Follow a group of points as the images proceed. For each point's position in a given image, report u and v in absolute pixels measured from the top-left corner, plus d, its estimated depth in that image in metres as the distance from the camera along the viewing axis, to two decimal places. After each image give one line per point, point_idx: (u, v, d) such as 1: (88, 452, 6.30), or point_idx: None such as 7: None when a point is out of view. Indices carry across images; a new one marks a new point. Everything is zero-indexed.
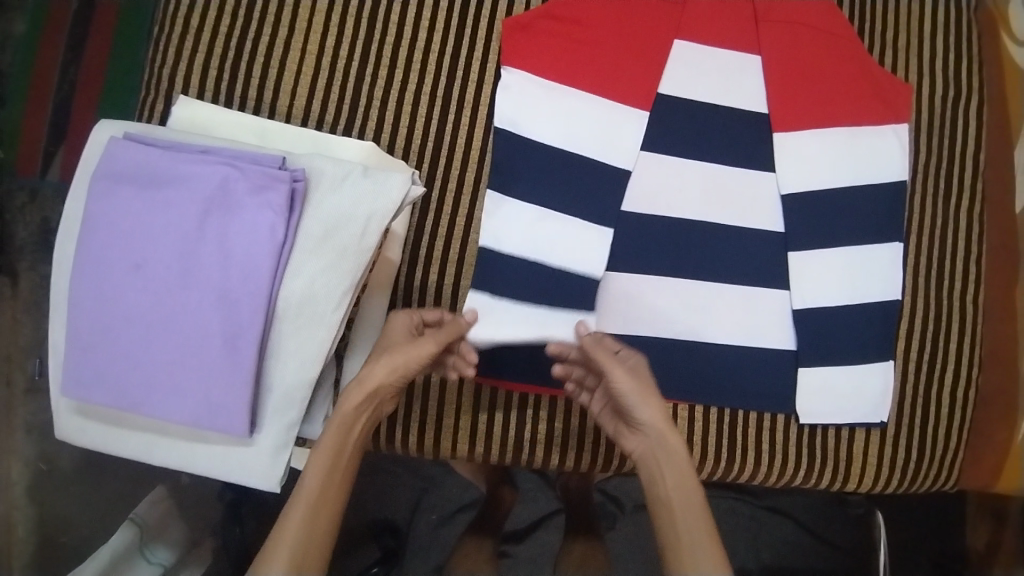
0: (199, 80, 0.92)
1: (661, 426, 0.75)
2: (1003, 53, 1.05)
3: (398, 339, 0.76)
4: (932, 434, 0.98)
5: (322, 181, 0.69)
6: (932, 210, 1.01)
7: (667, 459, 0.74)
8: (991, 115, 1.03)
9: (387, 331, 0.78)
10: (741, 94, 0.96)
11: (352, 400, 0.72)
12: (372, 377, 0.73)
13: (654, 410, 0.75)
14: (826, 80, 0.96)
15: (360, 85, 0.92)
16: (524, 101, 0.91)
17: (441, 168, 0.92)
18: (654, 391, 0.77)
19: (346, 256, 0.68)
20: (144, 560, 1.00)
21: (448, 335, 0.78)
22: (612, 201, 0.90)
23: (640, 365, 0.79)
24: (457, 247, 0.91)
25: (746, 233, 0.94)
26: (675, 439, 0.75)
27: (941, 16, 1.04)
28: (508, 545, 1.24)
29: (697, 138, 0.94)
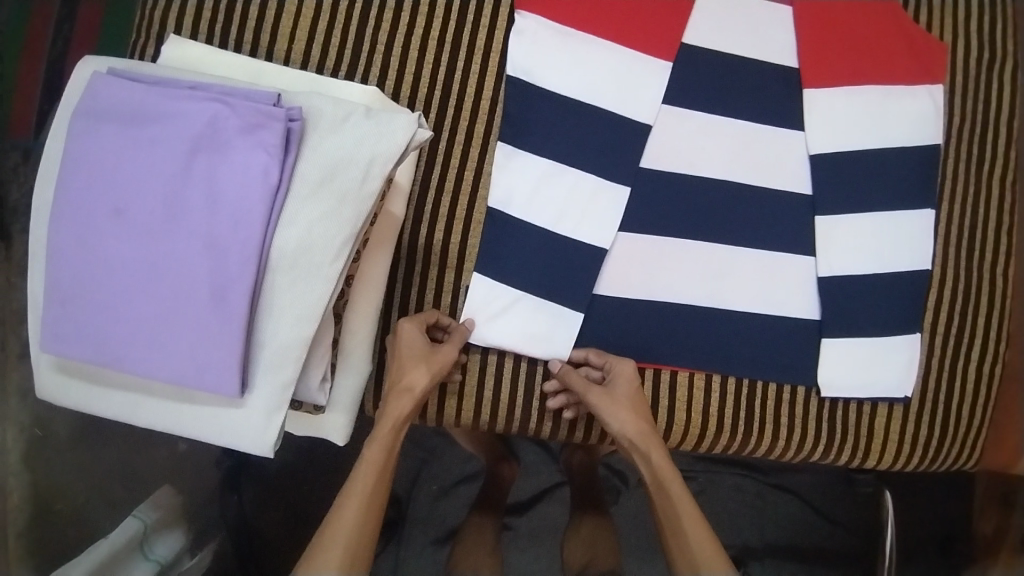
0: (192, 22, 0.86)
1: (635, 436, 0.77)
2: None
3: (417, 350, 0.77)
4: (956, 411, 0.94)
5: (319, 121, 0.63)
6: (964, 178, 0.94)
7: (643, 464, 0.76)
8: None
9: (394, 341, 0.77)
10: (769, 47, 0.89)
11: (395, 413, 0.73)
12: (413, 384, 0.74)
13: (630, 423, 0.77)
14: (857, 36, 0.90)
15: (363, 28, 0.86)
16: (538, 49, 0.85)
17: (448, 119, 0.86)
18: (630, 401, 0.79)
19: (345, 203, 0.62)
20: (141, 557, 0.90)
21: (454, 340, 0.79)
22: (629, 159, 0.85)
23: (620, 375, 0.81)
24: (464, 204, 0.85)
25: (769, 196, 0.88)
26: (654, 444, 0.77)
27: None
28: (510, 517, 1.21)
29: (721, 92, 0.88)
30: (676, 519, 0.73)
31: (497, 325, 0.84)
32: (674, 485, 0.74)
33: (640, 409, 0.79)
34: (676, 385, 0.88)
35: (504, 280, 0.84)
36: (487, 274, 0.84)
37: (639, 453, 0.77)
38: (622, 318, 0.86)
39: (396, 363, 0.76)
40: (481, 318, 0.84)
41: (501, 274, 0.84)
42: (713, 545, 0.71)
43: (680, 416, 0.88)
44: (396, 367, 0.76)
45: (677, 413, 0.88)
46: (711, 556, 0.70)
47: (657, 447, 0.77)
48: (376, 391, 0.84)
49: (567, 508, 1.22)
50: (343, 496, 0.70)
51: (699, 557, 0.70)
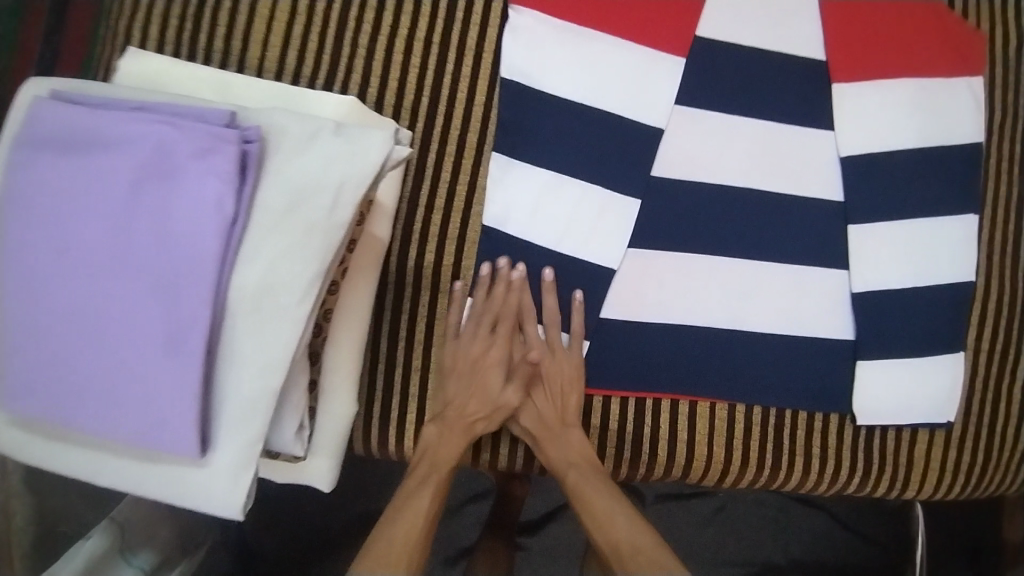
0: (158, 32, 0.78)
1: (534, 427, 0.75)
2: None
3: (500, 388, 0.74)
4: (1001, 433, 0.85)
5: (282, 142, 0.56)
6: (1007, 178, 0.85)
7: (548, 459, 0.74)
8: None
9: (478, 355, 0.74)
10: (794, 38, 0.80)
11: (451, 449, 0.73)
12: (479, 420, 0.74)
13: (528, 413, 0.76)
14: (889, 24, 0.82)
15: (341, 30, 0.77)
16: (536, 48, 0.76)
17: (438, 128, 0.76)
18: (539, 385, 0.76)
19: (311, 236, 0.55)
20: (122, 564, 0.76)
21: (525, 375, 0.76)
22: (639, 168, 0.76)
23: (531, 341, 0.76)
24: (457, 222, 0.76)
25: (798, 204, 0.79)
26: (560, 431, 0.75)
27: None
28: (522, 538, 1.13)
29: (742, 89, 0.79)
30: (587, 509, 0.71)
31: None
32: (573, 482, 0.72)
33: (544, 392, 0.76)
34: (696, 416, 0.79)
35: None
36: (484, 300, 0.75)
37: (542, 442, 0.75)
38: (635, 344, 0.78)
39: (471, 390, 0.74)
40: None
41: None
42: (625, 526, 0.69)
43: (700, 451, 0.79)
44: (471, 394, 0.74)
45: (698, 446, 0.79)
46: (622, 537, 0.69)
47: (563, 440, 0.75)
48: (366, 430, 0.77)
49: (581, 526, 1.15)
50: (409, 495, 0.71)
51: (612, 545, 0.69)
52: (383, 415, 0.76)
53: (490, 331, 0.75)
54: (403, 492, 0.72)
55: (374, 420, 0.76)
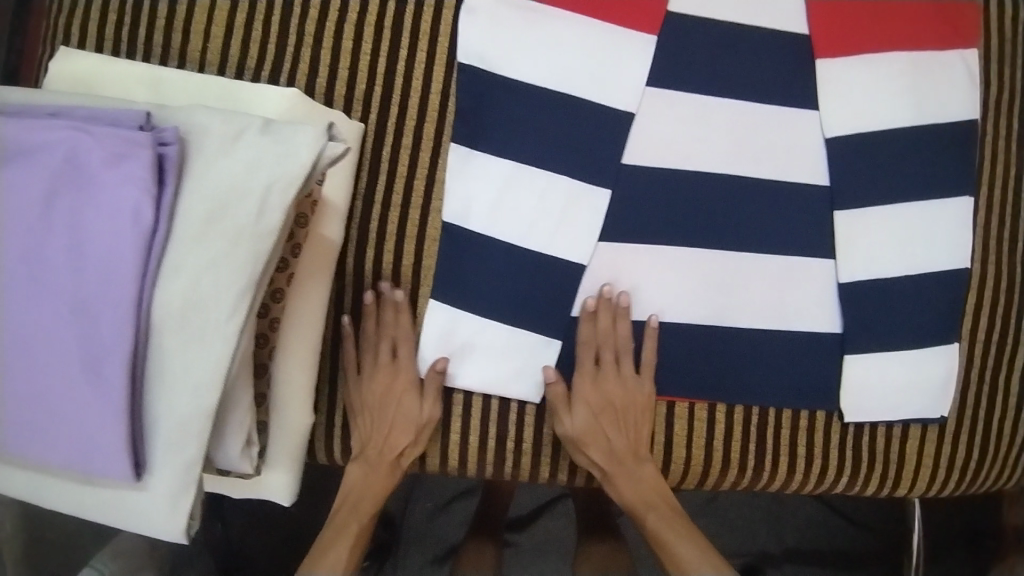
0: (97, 28, 0.73)
1: (605, 461, 0.71)
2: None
3: (414, 416, 0.70)
4: (996, 425, 0.81)
5: (205, 145, 0.53)
6: (1003, 156, 0.81)
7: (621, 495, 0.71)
8: None
9: (384, 387, 0.70)
10: (774, 10, 0.74)
11: (376, 489, 0.70)
12: (398, 454, 0.70)
13: (598, 445, 0.71)
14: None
15: (286, 18, 0.72)
16: (494, 29, 0.71)
17: (392, 119, 0.72)
18: (611, 414, 0.71)
19: (240, 243, 0.53)
20: None
21: (438, 391, 0.70)
22: (608, 156, 0.72)
23: (608, 369, 0.72)
24: (415, 219, 0.72)
25: (781, 189, 0.74)
26: (632, 466, 0.72)
27: None
28: (510, 535, 1.10)
29: (718, 67, 0.73)
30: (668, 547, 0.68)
31: (462, 360, 0.71)
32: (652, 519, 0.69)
33: (617, 422, 0.72)
34: (674, 417, 0.75)
35: (464, 306, 0.71)
36: (445, 300, 0.71)
37: (613, 477, 0.71)
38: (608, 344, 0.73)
39: (383, 425, 0.70)
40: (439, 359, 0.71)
41: (461, 299, 0.71)
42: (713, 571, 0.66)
43: (679, 454, 0.75)
44: (384, 430, 0.70)
45: (676, 448, 0.75)
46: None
47: (635, 473, 0.71)
48: (327, 442, 0.73)
49: (572, 520, 1.11)
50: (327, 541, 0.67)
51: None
52: (346, 424, 0.73)
53: (393, 361, 0.71)
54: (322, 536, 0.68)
55: (336, 431, 0.73)
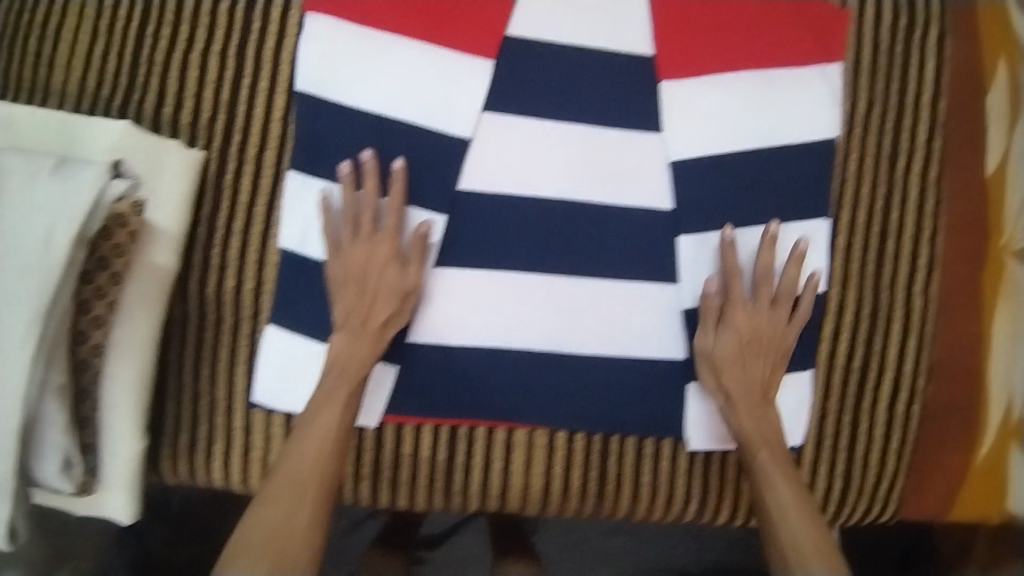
0: None
1: (738, 392, 0.70)
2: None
3: (397, 285, 0.69)
4: (861, 458, 0.80)
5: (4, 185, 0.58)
6: (874, 175, 0.78)
7: (751, 433, 0.70)
8: (957, 50, 0.80)
9: (366, 254, 0.68)
10: (614, 31, 0.73)
11: (358, 358, 0.68)
12: (382, 322, 0.69)
13: (737, 376, 0.70)
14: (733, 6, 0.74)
15: (137, 49, 0.74)
16: (329, 58, 0.72)
17: (234, 147, 0.73)
18: (756, 347, 0.71)
19: (27, 278, 0.56)
20: None
21: (420, 257, 0.70)
22: (442, 182, 0.72)
23: (763, 303, 0.71)
24: (255, 243, 0.73)
25: (623, 214, 0.73)
26: (758, 405, 0.71)
27: None
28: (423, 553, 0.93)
29: (558, 91, 0.73)
30: (776, 494, 0.67)
31: (295, 382, 0.73)
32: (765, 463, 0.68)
33: (759, 358, 0.71)
34: (513, 446, 0.75)
35: (299, 331, 0.73)
36: (281, 325, 0.73)
37: (738, 412, 0.70)
38: (439, 374, 0.73)
39: (368, 294, 0.69)
40: (270, 385, 0.73)
41: (296, 324, 0.73)
42: (801, 511, 0.66)
43: (518, 479, 0.76)
44: (370, 296, 0.69)
45: (514, 474, 0.76)
46: (793, 518, 0.66)
47: (763, 415, 0.71)
48: (175, 461, 0.75)
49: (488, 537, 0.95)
50: (302, 428, 0.67)
51: (801, 540, 0.64)
52: (191, 444, 0.75)
53: (376, 231, 0.69)
54: (299, 423, 0.67)
55: (182, 450, 0.75)
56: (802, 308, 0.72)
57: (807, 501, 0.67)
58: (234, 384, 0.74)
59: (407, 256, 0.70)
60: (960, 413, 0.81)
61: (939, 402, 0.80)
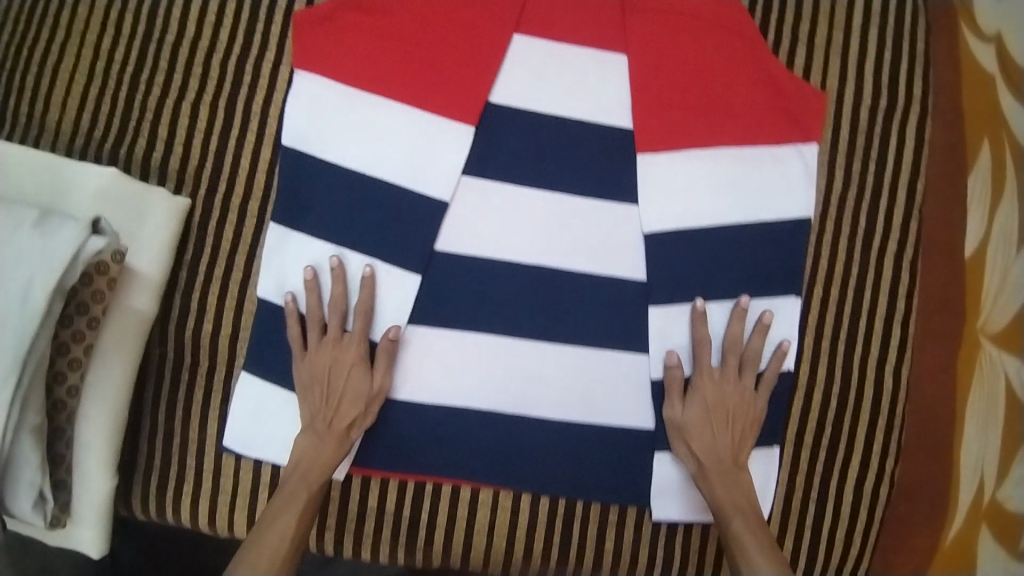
0: None
1: (704, 457, 0.72)
2: (952, 62, 0.85)
3: (363, 389, 0.71)
4: (829, 536, 0.79)
5: None
6: (848, 254, 0.79)
7: (720, 494, 0.71)
8: (935, 136, 0.82)
9: (334, 357, 0.72)
10: (594, 105, 0.76)
11: (324, 457, 0.71)
12: (347, 425, 0.71)
13: (702, 441, 0.72)
14: (711, 80, 0.77)
15: (132, 96, 0.77)
16: (316, 114, 0.74)
17: (219, 196, 0.76)
18: (722, 417, 0.73)
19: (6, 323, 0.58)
20: None
21: (386, 364, 0.72)
22: (419, 241, 0.74)
23: (729, 374, 0.74)
24: (235, 291, 0.75)
25: (596, 281, 0.74)
26: (728, 468, 0.72)
27: (876, 7, 0.82)
28: None
29: (537, 160, 0.75)
30: (747, 553, 0.68)
31: (266, 429, 0.74)
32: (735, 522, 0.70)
33: (724, 424, 0.73)
34: (477, 506, 0.76)
35: (272, 379, 0.74)
36: (255, 372, 0.74)
37: (707, 474, 0.72)
38: (406, 430, 0.74)
39: (333, 398, 0.71)
40: (239, 431, 0.74)
41: (269, 371, 0.74)
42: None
43: (481, 539, 0.76)
44: (336, 400, 0.71)
45: (477, 535, 0.76)
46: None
47: (734, 475, 0.72)
48: (143, 500, 0.76)
49: None
50: (275, 507, 0.69)
51: None
52: (160, 485, 0.76)
53: (343, 336, 0.73)
54: (273, 502, 0.69)
55: (150, 490, 0.76)
56: (767, 376, 0.75)
57: (784, 565, 0.67)
58: (206, 427, 0.75)
59: (375, 363, 0.72)
60: (932, 494, 0.80)
61: (909, 482, 0.80)
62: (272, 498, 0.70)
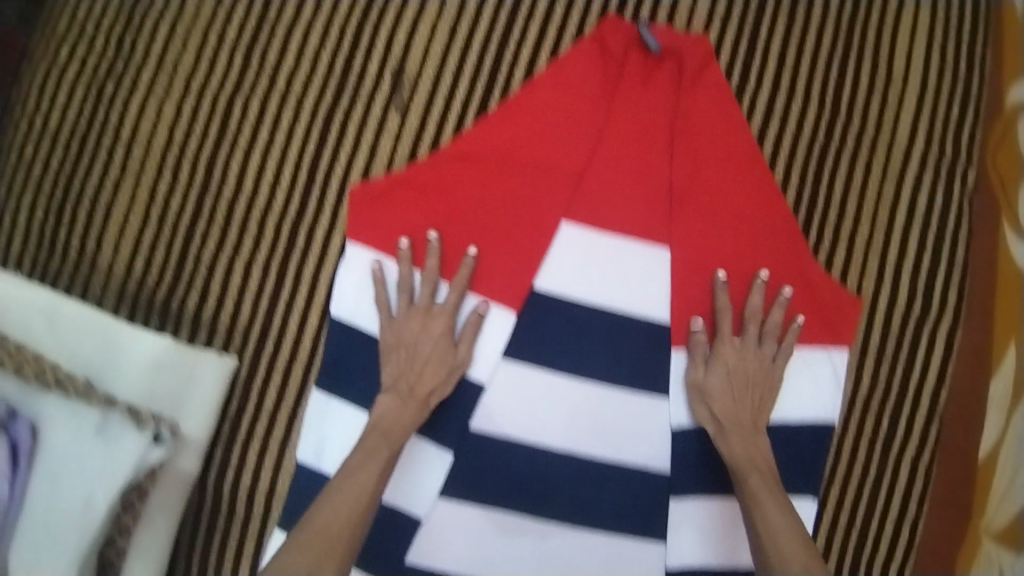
0: (21, 226, 0.80)
1: (725, 418, 0.75)
2: (992, 264, 0.86)
3: (448, 360, 0.74)
4: None
5: (56, 434, 0.68)
6: (867, 453, 0.82)
7: (736, 455, 0.74)
8: (964, 340, 0.84)
9: (422, 324, 0.74)
10: (635, 297, 0.78)
11: (403, 422, 0.72)
12: (428, 391, 0.73)
13: (723, 403, 0.75)
14: (745, 274, 0.79)
15: (188, 244, 0.79)
16: (365, 289, 0.76)
17: (265, 356, 0.77)
18: (741, 380, 0.76)
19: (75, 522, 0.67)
20: None
21: (470, 339, 0.75)
22: (456, 420, 0.76)
23: (749, 342, 0.77)
24: (273, 451, 0.76)
25: (622, 469, 0.77)
26: (748, 431, 0.75)
27: (920, 210, 0.83)
28: None
29: (575, 347, 0.77)
30: (764, 513, 0.71)
31: None
32: (752, 482, 0.72)
33: (745, 387, 0.76)
34: None
35: None
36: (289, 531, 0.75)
37: (726, 434, 0.75)
38: None
39: (417, 364, 0.73)
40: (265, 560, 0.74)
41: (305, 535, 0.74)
42: (793, 542, 0.69)
43: None
44: (419, 366, 0.73)
45: None
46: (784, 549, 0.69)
47: (751, 436, 0.75)
48: None
49: None
50: (340, 481, 0.69)
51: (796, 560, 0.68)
52: None
53: (432, 306, 0.74)
54: (340, 473, 0.70)
55: None
56: (784, 343, 0.77)
57: (799, 528, 0.70)
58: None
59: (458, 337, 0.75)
60: None
61: None
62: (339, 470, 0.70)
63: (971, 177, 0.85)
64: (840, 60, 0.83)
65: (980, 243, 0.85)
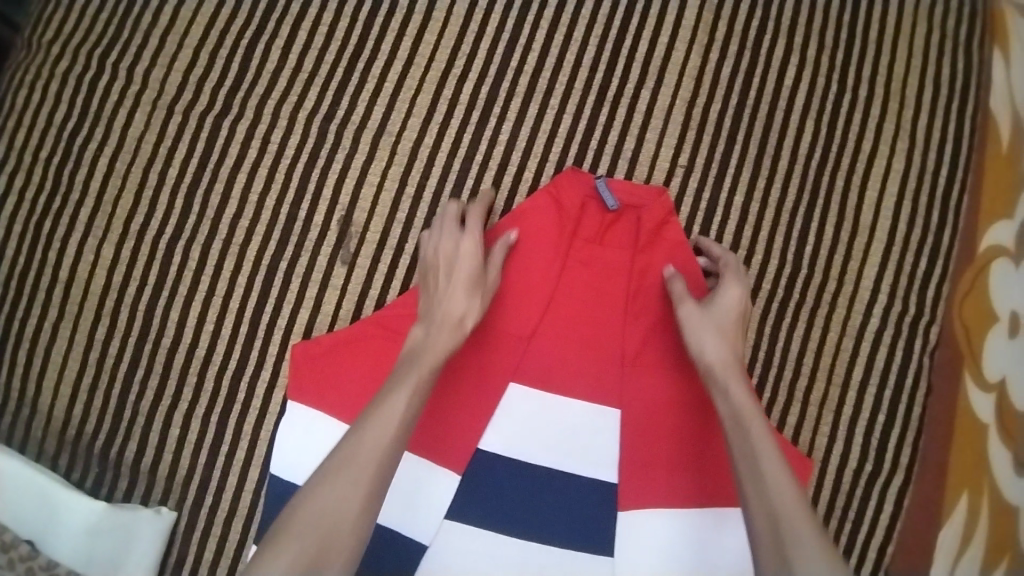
0: None
1: (714, 353, 0.71)
2: (950, 419, 0.84)
3: (478, 278, 0.73)
4: None
5: None
6: None
7: (725, 392, 0.69)
8: (917, 495, 0.84)
9: (449, 255, 0.74)
10: (582, 458, 0.76)
11: (439, 344, 0.68)
12: (463, 312, 0.70)
13: (715, 340, 0.71)
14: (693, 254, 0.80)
15: (127, 392, 0.77)
16: (305, 446, 0.73)
17: (204, 509, 0.76)
18: (728, 323, 0.73)
19: None
20: None
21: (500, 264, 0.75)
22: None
23: (730, 285, 0.75)
24: None
25: None
26: (739, 373, 0.70)
27: (875, 364, 0.83)
28: None
29: (520, 507, 0.76)
30: (756, 449, 0.65)
31: None
32: (750, 422, 0.66)
33: (732, 329, 0.73)
34: None
35: None
36: None
37: (717, 373, 0.70)
38: None
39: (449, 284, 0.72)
40: None
41: None
42: (797, 493, 0.62)
43: None
44: (450, 286, 0.72)
45: None
46: (792, 501, 0.61)
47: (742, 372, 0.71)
48: None
49: None
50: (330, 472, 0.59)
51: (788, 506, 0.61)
52: None
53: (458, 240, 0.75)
54: (332, 463, 0.60)
55: None
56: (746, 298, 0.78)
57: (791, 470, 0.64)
58: None
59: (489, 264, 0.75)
60: None
61: None
62: (331, 461, 0.60)
63: (931, 334, 0.83)
64: (787, 213, 0.83)
65: (940, 398, 0.84)
